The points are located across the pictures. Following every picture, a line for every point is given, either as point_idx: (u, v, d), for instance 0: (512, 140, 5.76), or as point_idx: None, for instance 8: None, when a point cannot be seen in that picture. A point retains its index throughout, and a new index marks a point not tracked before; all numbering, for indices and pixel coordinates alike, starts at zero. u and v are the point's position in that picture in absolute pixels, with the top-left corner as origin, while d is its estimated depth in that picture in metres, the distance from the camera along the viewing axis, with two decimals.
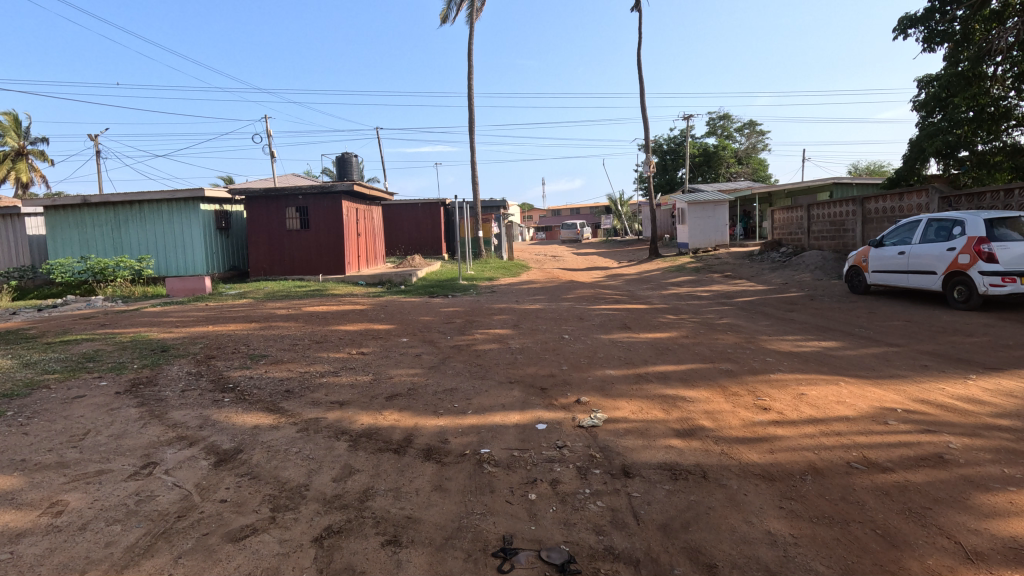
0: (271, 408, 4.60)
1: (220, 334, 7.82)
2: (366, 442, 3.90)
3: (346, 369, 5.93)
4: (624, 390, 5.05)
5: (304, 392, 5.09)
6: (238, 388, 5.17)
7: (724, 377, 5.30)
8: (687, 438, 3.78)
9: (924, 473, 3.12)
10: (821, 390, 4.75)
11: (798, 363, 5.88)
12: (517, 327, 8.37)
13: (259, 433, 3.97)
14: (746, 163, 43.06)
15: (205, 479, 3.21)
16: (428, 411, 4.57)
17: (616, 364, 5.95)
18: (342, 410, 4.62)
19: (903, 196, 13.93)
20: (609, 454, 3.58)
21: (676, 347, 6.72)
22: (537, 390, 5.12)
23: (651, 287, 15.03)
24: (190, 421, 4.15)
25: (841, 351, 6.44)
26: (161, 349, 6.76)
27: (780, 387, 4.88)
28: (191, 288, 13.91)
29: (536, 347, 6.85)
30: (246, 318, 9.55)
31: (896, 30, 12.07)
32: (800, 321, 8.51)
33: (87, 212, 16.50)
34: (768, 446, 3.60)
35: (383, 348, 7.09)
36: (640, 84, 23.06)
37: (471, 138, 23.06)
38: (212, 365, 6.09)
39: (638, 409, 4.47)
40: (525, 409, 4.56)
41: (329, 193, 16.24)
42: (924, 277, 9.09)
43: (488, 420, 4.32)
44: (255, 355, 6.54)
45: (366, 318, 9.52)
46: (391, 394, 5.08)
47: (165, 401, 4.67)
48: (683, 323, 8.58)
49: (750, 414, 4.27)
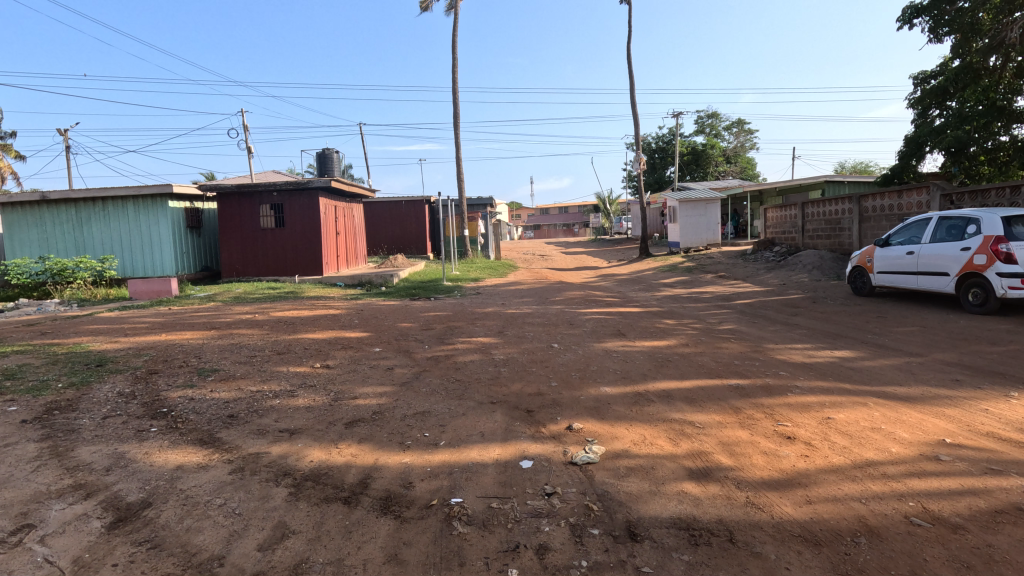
0: (207, 440, 3.87)
1: (170, 344, 7.02)
2: (310, 488, 3.17)
3: (305, 389, 5.19)
4: (623, 412, 4.38)
5: (249, 419, 4.34)
6: (173, 413, 4.41)
7: (736, 397, 4.65)
8: (703, 482, 3.12)
9: (1008, 535, 2.48)
10: (850, 414, 4.13)
11: (816, 377, 5.25)
12: (502, 335, 7.66)
13: (180, 477, 3.23)
14: (735, 161, 42.67)
15: (88, 552, 2.50)
16: (393, 444, 3.86)
17: (613, 379, 5.28)
18: (291, 443, 3.88)
19: (902, 193, 13.43)
20: (610, 506, 2.89)
21: (677, 358, 6.09)
22: (523, 413, 4.43)
23: (643, 288, 14.38)
24: (97, 461, 3.39)
25: (859, 363, 5.82)
26: (97, 364, 5.95)
27: (801, 411, 4.25)
28: (156, 289, 13.07)
29: (522, 359, 6.16)
30: (206, 325, 8.72)
31: (902, 20, 11.49)
32: (806, 327, 7.90)
33: (47, 209, 15.50)
34: (804, 492, 2.94)
35: (351, 361, 6.34)
36: (629, 79, 22.58)
37: (457, 133, 22.29)
38: (151, 384, 5.30)
39: (640, 439, 3.80)
40: (508, 440, 3.87)
41: (306, 189, 15.39)
42: (935, 278, 8.54)
43: (465, 455, 3.64)
44: (204, 371, 5.76)
45: (339, 324, 8.76)
46: (351, 420, 4.35)
47: (76, 433, 3.89)
48: (682, 329, 7.95)
49: (773, 446, 3.62)
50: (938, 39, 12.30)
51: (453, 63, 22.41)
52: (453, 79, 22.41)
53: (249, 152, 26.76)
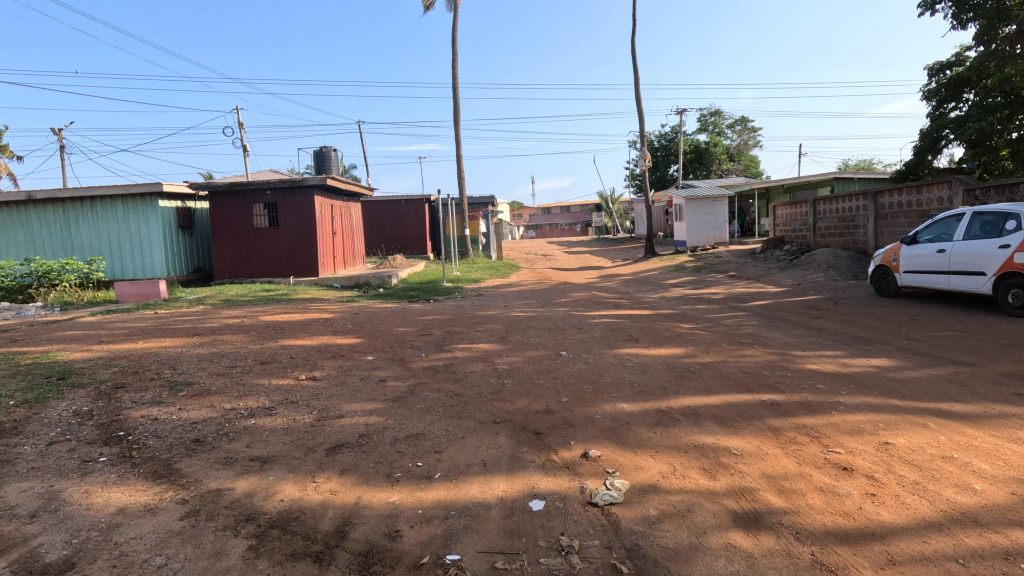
0: (162, 473, 3.30)
1: (146, 353, 6.45)
2: (274, 540, 2.61)
3: (284, 406, 4.62)
4: (646, 435, 3.83)
5: (217, 445, 3.78)
6: (130, 438, 3.84)
7: (772, 416, 4.09)
8: (755, 532, 2.58)
9: None
10: (911, 438, 3.56)
11: (858, 390, 4.69)
12: (506, 341, 7.09)
13: (118, 526, 2.68)
14: (739, 159, 41.96)
15: None
16: (379, 477, 3.29)
17: (630, 394, 4.71)
18: (261, 475, 3.32)
19: (921, 188, 12.81)
20: (643, 567, 2.36)
21: (699, 368, 5.52)
22: (530, 436, 3.87)
23: (651, 289, 13.81)
24: (23, 505, 2.84)
25: (903, 373, 5.24)
26: (58, 378, 5.39)
27: (852, 434, 3.68)
28: (145, 292, 12.53)
29: (527, 369, 5.61)
30: (189, 330, 8.15)
31: (924, 6, 10.89)
32: (833, 332, 7.32)
33: (33, 210, 14.97)
34: (883, 548, 2.43)
35: (340, 371, 5.77)
36: (634, 75, 22.01)
37: (457, 131, 21.72)
38: (113, 401, 4.72)
39: (671, 470, 3.25)
40: (513, 471, 3.32)
41: (300, 187, 14.81)
42: (969, 277, 7.96)
43: (463, 492, 3.08)
44: (176, 385, 5.18)
45: (330, 329, 8.19)
46: (334, 445, 3.79)
47: (8, 465, 3.33)
48: (699, 334, 7.38)
49: (829, 480, 3.06)
50: (960, 25, 11.61)
51: (452, 59, 21.88)
52: (452, 76, 21.87)
53: (246, 150, 26.10)
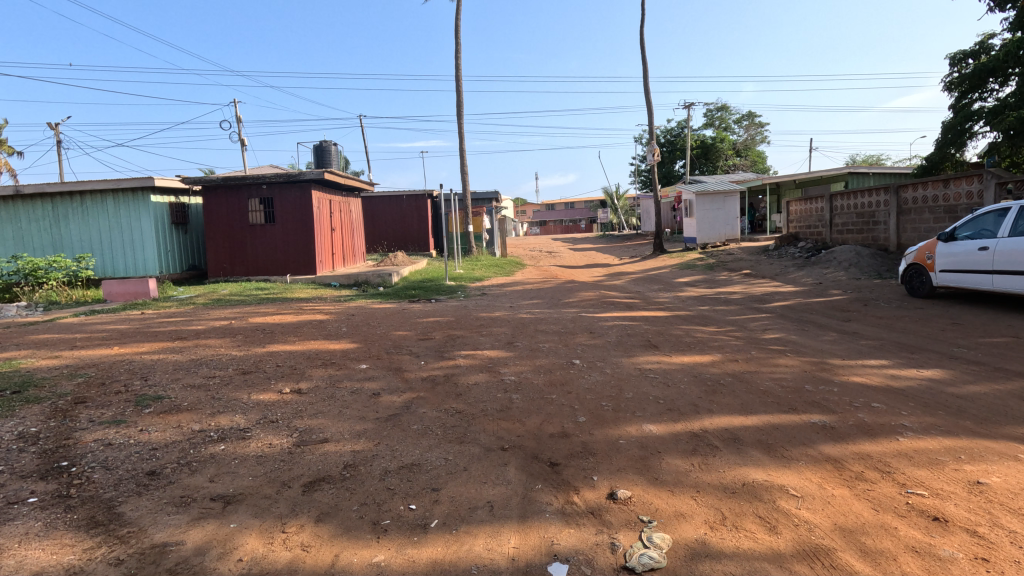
0: (100, 520, 2.71)
1: (117, 362, 5.84)
2: None
3: (261, 427, 4.02)
4: (683, 467, 3.23)
5: (173, 479, 3.18)
6: (72, 471, 3.25)
7: (826, 443, 3.49)
8: None
9: None
10: (1008, 477, 2.94)
11: (919, 409, 4.07)
12: (512, 347, 6.47)
13: None
14: (747, 155, 41.07)
15: None
16: (364, 525, 2.70)
17: (657, 414, 4.10)
18: (219, 522, 2.73)
19: (948, 182, 12.13)
20: None
21: (730, 380, 4.91)
22: (545, 468, 3.28)
23: (664, 287, 13.20)
24: None
25: (964, 387, 4.62)
26: (13, 391, 4.80)
27: (931, 468, 3.08)
28: (133, 291, 11.94)
29: (537, 381, 5.02)
30: (171, 334, 7.56)
31: None
32: (871, 337, 6.68)
33: (21, 205, 14.43)
34: None
35: (329, 383, 5.17)
36: (643, 66, 21.35)
37: (460, 125, 21.07)
38: (67, 421, 4.12)
39: (723, 520, 2.64)
40: (528, 519, 2.72)
41: (297, 181, 14.24)
42: (1016, 278, 7.31)
43: (465, 550, 2.48)
44: (143, 401, 4.57)
45: (324, 332, 7.60)
46: (313, 479, 3.20)
47: None
48: (724, 339, 6.77)
49: (922, 537, 2.45)
50: (997, 7, 10.89)
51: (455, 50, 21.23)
52: (456, 66, 21.20)
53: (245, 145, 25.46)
